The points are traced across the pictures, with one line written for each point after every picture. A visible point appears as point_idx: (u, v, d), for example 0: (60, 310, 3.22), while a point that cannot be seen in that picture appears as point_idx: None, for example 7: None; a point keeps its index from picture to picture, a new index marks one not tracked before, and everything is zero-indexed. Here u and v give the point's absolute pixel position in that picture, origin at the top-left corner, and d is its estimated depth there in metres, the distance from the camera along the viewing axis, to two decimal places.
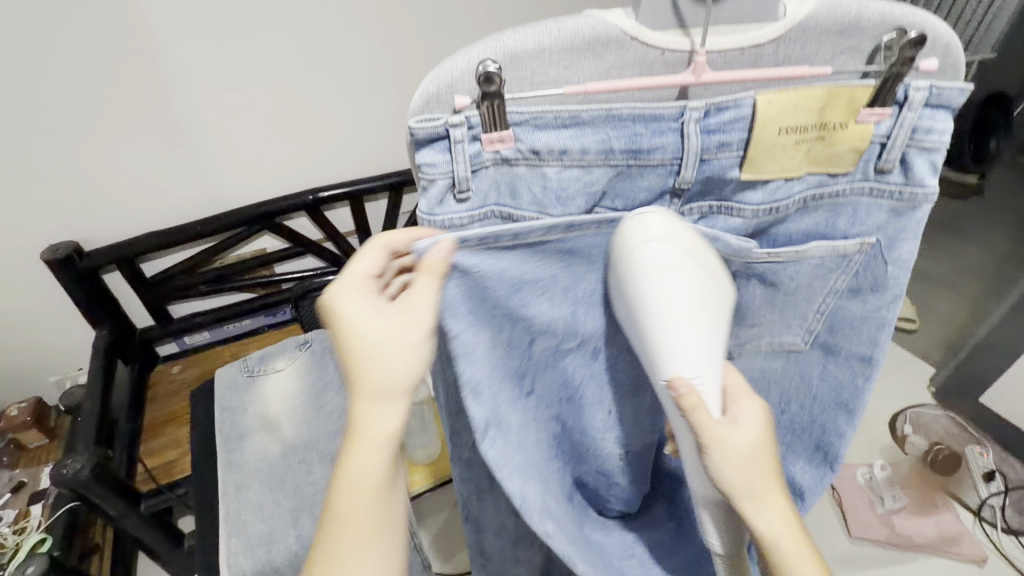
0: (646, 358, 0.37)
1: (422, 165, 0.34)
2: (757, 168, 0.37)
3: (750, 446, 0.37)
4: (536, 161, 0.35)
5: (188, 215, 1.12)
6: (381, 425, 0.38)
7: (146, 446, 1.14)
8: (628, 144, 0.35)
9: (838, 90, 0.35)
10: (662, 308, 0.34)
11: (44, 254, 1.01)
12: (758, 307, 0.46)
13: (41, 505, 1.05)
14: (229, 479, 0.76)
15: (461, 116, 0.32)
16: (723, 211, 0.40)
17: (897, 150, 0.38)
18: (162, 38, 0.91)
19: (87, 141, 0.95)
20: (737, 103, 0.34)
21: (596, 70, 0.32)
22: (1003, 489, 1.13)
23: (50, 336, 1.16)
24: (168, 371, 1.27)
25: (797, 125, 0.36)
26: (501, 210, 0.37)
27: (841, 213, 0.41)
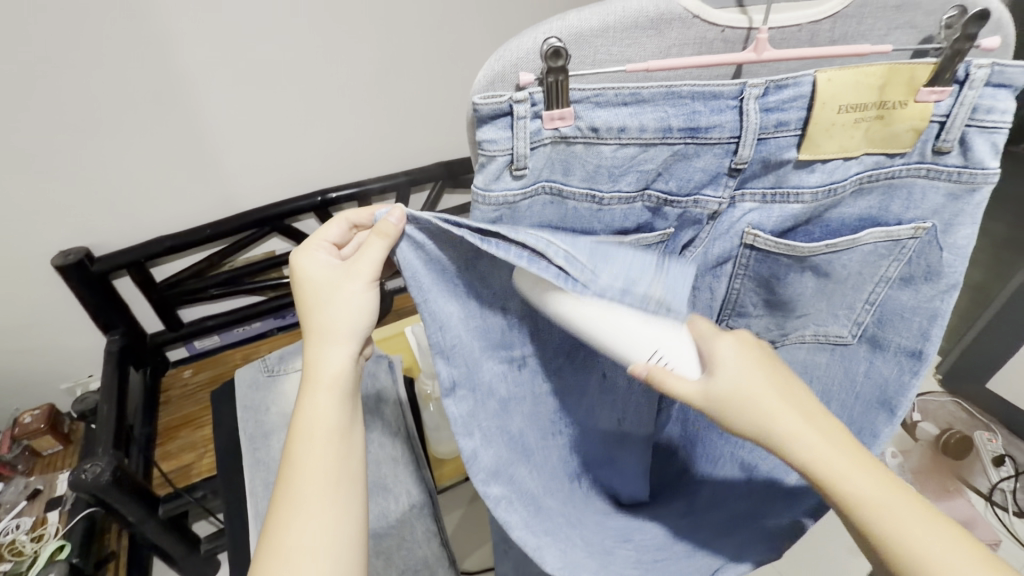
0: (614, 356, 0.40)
1: (484, 141, 0.35)
2: (815, 148, 0.39)
3: (734, 385, 0.39)
4: (595, 139, 0.36)
5: (201, 217, 1.12)
6: (332, 369, 0.46)
7: (163, 449, 1.13)
8: (686, 122, 0.37)
9: (897, 68, 0.36)
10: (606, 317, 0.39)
11: (57, 259, 1.01)
12: (808, 297, 0.50)
13: (58, 512, 1.05)
14: (258, 477, 0.75)
15: (525, 92, 0.33)
16: (778, 198, 0.43)
17: (956, 129, 0.39)
18: (177, 39, 0.90)
19: (101, 145, 0.95)
20: (798, 81, 0.36)
21: (658, 49, 0.34)
22: (1013, 474, 1.15)
23: (62, 341, 1.15)
24: (181, 374, 1.27)
25: (857, 103, 0.38)
26: (551, 186, 0.39)
27: (895, 195, 0.44)
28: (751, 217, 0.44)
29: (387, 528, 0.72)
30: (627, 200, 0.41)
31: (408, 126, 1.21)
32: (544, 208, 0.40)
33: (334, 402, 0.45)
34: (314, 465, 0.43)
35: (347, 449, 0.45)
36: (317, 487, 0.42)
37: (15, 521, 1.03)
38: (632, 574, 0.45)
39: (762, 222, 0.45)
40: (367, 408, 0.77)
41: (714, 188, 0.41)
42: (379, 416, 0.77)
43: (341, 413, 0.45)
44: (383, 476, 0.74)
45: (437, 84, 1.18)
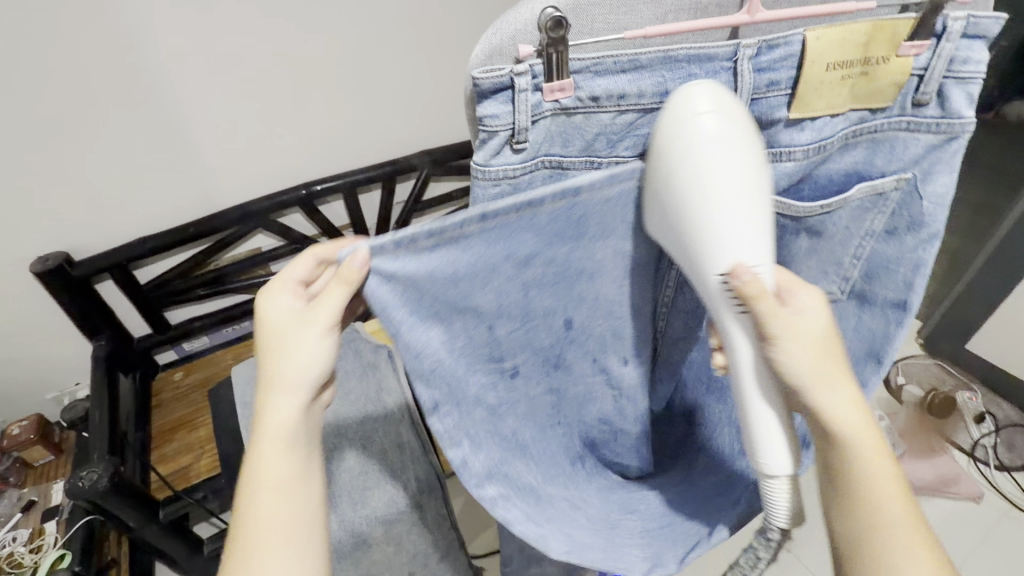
0: (700, 253, 0.38)
1: (486, 117, 0.35)
2: (805, 105, 0.40)
3: (814, 328, 0.40)
4: (595, 107, 0.36)
5: (183, 216, 1.10)
6: (281, 421, 0.44)
7: (159, 452, 1.12)
8: (683, 86, 0.37)
9: (881, 25, 0.37)
10: (726, 195, 0.35)
11: (36, 266, 0.98)
12: (801, 257, 0.50)
13: (56, 522, 1.03)
14: None
15: (525, 65, 0.33)
16: (772, 158, 0.42)
17: (933, 82, 0.40)
18: (145, 35, 0.89)
19: (75, 147, 0.94)
20: (788, 40, 0.37)
21: (654, 15, 0.34)
22: (993, 429, 1.21)
23: (49, 350, 1.13)
24: (171, 378, 1.25)
25: (844, 61, 0.38)
26: (550, 159, 0.39)
27: (880, 149, 0.45)
28: None
29: (396, 514, 0.72)
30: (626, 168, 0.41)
31: (393, 114, 1.20)
32: (544, 182, 0.40)
33: (282, 456, 0.43)
34: (263, 520, 0.42)
35: (297, 500, 0.43)
36: (272, 540, 0.42)
37: (11, 533, 1.02)
38: (634, 543, 0.48)
39: None
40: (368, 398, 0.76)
41: None
42: (381, 405, 0.75)
43: (297, 465, 0.44)
44: (390, 464, 0.73)
45: (420, 74, 1.18)
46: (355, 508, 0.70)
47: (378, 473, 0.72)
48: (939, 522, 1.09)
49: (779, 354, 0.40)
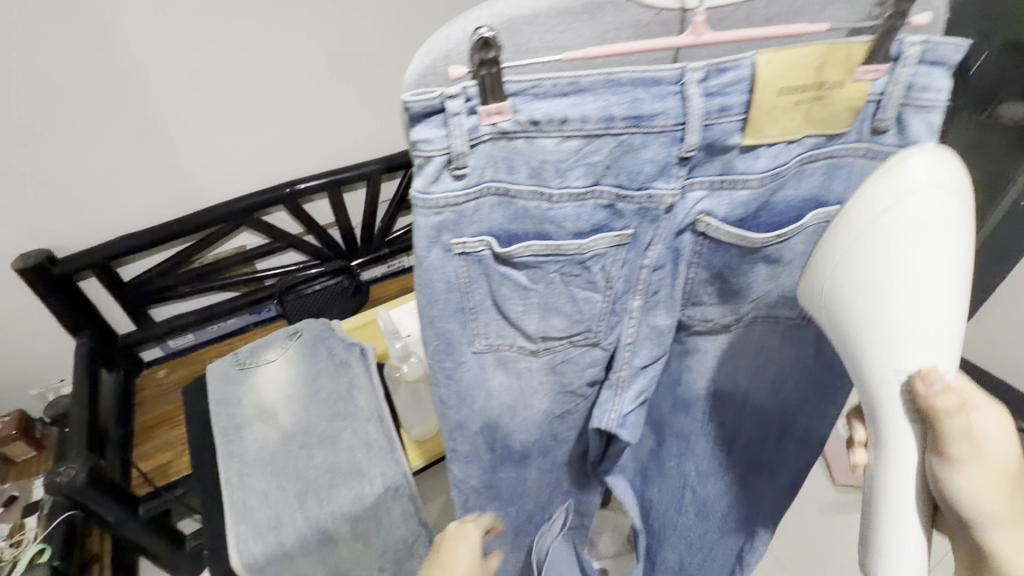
0: (887, 339, 0.39)
1: (418, 141, 0.32)
2: (759, 132, 0.35)
3: (1005, 448, 0.43)
4: (535, 132, 0.32)
5: (163, 213, 1.11)
6: None
7: (140, 450, 1.14)
8: (629, 110, 0.32)
9: (835, 47, 0.33)
10: (919, 276, 0.36)
11: (17, 263, 0.99)
12: (759, 286, 0.44)
13: (37, 517, 1.04)
14: (230, 470, 0.74)
15: (458, 87, 0.30)
16: (726, 184, 0.38)
17: (891, 108, 0.37)
18: (123, 32, 0.90)
19: (56, 145, 0.95)
20: (737, 63, 0.33)
21: (592, 35, 0.30)
22: None
23: (31, 346, 1.14)
24: (155, 375, 1.26)
25: (796, 85, 0.34)
26: (497, 187, 0.35)
27: (836, 174, 0.41)
28: (703, 205, 0.39)
29: (362, 512, 0.72)
30: (578, 197, 0.35)
31: (377, 114, 1.21)
32: (492, 210, 0.35)
33: None
34: None
35: None
36: None
37: None
38: None
39: (714, 208, 0.39)
40: (340, 394, 0.80)
41: (666, 181, 0.36)
42: (352, 403, 0.78)
43: None
44: (358, 461, 0.74)
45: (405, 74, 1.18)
46: (321, 505, 0.71)
47: (346, 471, 0.73)
48: None
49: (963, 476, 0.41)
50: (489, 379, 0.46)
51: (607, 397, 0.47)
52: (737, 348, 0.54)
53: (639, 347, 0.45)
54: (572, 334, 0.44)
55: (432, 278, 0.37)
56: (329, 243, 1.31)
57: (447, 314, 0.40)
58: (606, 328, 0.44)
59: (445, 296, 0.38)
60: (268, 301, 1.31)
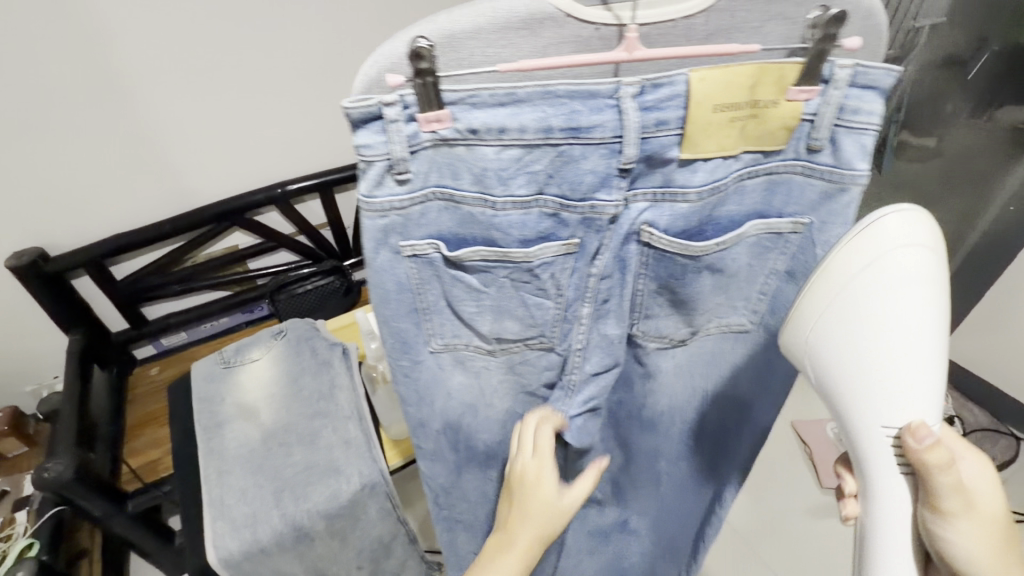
0: (876, 388, 0.44)
1: (360, 146, 0.34)
2: (694, 146, 0.38)
3: (999, 505, 0.44)
4: (474, 140, 0.35)
5: (154, 213, 1.12)
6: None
7: (129, 447, 1.15)
8: (567, 122, 0.35)
9: (766, 66, 0.35)
10: (902, 328, 0.42)
11: (10, 261, 1.00)
12: (706, 294, 0.47)
13: (26, 512, 1.06)
14: (211, 467, 0.76)
15: (395, 95, 0.33)
16: (667, 196, 0.41)
17: (824, 128, 0.39)
18: (115, 35, 0.91)
19: (48, 146, 0.96)
20: (672, 80, 0.35)
21: (534, 48, 0.33)
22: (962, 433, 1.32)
23: (24, 343, 1.15)
24: (147, 373, 1.28)
25: (730, 102, 0.36)
26: (443, 192, 0.38)
27: (776, 190, 0.43)
28: (646, 216, 0.41)
29: (339, 510, 0.73)
30: (522, 205, 0.38)
31: None
32: (440, 213, 0.39)
33: None
34: None
35: None
36: None
37: None
38: None
39: (656, 220, 0.42)
40: (322, 394, 0.81)
41: (607, 192, 0.39)
42: (333, 402, 0.79)
43: None
44: (335, 459, 0.75)
45: None
46: (297, 503, 0.72)
47: (323, 469, 0.74)
48: None
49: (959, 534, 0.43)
50: (448, 377, 0.49)
51: (558, 396, 0.51)
52: (693, 360, 0.56)
53: (590, 354, 0.48)
54: (526, 337, 0.47)
55: (385, 278, 0.41)
56: (321, 242, 1.32)
57: (402, 313, 0.43)
58: (558, 334, 0.47)
59: (399, 295, 0.42)
60: (260, 300, 1.33)
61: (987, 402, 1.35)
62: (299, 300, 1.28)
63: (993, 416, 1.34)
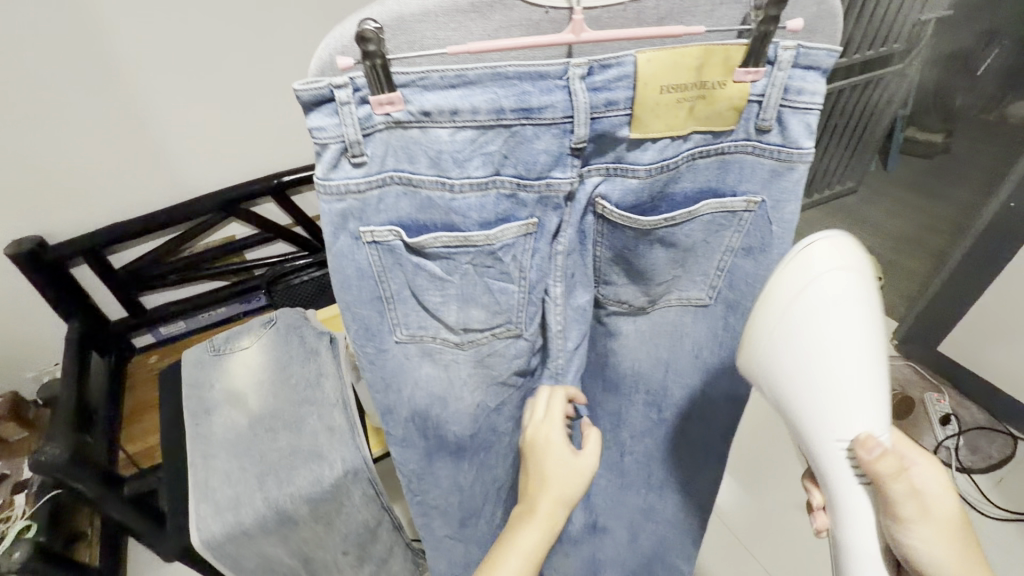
0: (826, 412, 0.46)
1: (313, 129, 0.36)
2: (644, 126, 0.41)
3: (947, 500, 0.48)
4: (427, 121, 0.38)
5: (150, 203, 1.13)
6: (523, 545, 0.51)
7: (128, 431, 1.18)
8: (518, 103, 0.38)
9: (712, 48, 0.38)
10: (843, 348, 0.44)
11: (9, 249, 1.02)
12: (662, 266, 0.51)
13: (24, 495, 1.08)
14: (197, 451, 0.77)
15: (345, 77, 0.35)
16: (619, 172, 0.44)
17: (772, 109, 0.42)
18: (109, 24, 0.92)
19: (44, 135, 0.97)
20: (620, 61, 0.38)
21: (484, 32, 0.35)
22: (957, 431, 1.30)
23: (24, 330, 1.17)
24: (147, 361, 1.30)
25: (677, 83, 0.39)
26: (400, 176, 0.40)
27: (729, 170, 0.46)
28: (600, 189, 0.45)
29: (322, 494, 0.74)
30: (480, 187, 0.41)
31: None
32: (398, 199, 0.41)
33: None
34: None
35: None
36: None
37: None
38: None
39: (609, 194, 0.45)
40: (309, 381, 0.82)
41: (562, 171, 0.41)
42: (319, 389, 0.80)
43: None
44: (319, 444, 0.76)
45: None
46: (281, 486, 0.73)
47: (308, 453, 0.75)
48: None
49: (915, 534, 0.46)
50: (416, 368, 0.50)
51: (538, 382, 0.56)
52: (654, 329, 0.58)
53: (570, 332, 0.53)
54: (494, 325, 0.49)
55: (347, 264, 0.43)
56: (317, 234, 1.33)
57: (366, 300, 0.45)
58: (526, 318, 0.49)
59: (362, 281, 0.44)
60: (258, 290, 1.33)
61: (983, 399, 1.34)
62: (296, 290, 1.28)
63: (989, 415, 1.33)
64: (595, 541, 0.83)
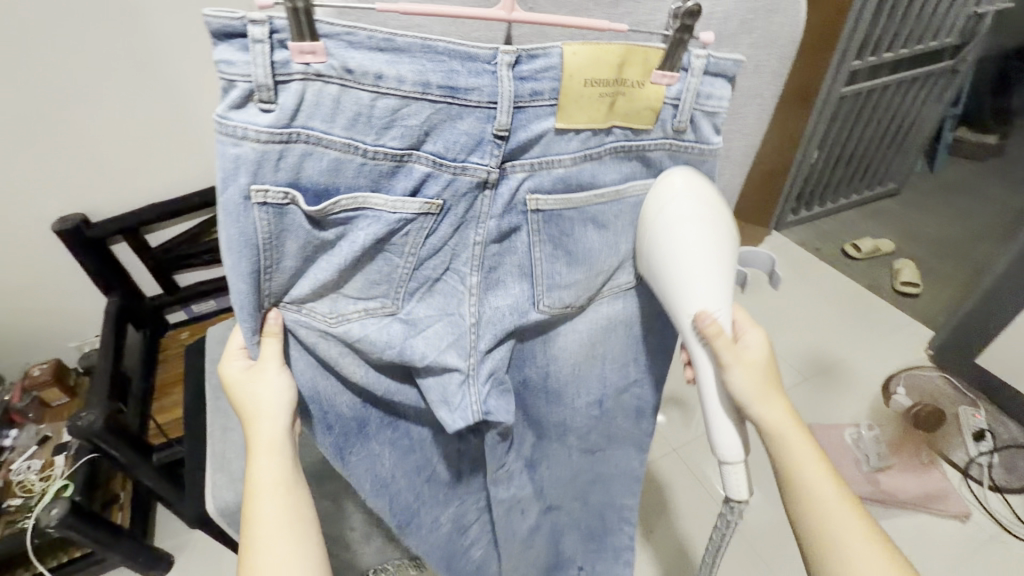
0: (677, 299, 0.52)
1: (221, 62, 0.38)
2: (568, 117, 0.46)
3: (762, 353, 0.55)
4: (349, 79, 0.39)
5: (183, 185, 1.17)
6: (268, 475, 0.54)
7: (158, 404, 1.23)
8: (444, 80, 0.41)
9: (632, 50, 0.45)
10: (688, 253, 0.50)
11: (55, 225, 1.08)
12: (599, 250, 0.54)
13: (63, 456, 1.15)
14: (216, 423, 0.81)
15: (264, 15, 0.36)
16: (543, 165, 0.48)
17: (685, 112, 0.49)
18: (150, 12, 0.96)
19: (87, 117, 1.01)
20: (546, 53, 0.43)
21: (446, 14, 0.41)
22: (991, 449, 1.25)
23: (67, 303, 1.24)
24: (179, 336, 1.35)
25: (601, 79, 0.45)
26: (309, 134, 0.41)
27: (648, 163, 0.52)
28: (528, 184, 0.48)
29: None
30: (395, 158, 0.43)
31: None
32: (302, 159, 0.41)
33: None
34: None
35: None
36: None
37: (26, 462, 1.15)
38: None
39: (539, 185, 0.49)
40: None
41: (480, 156, 0.45)
42: None
43: None
44: None
45: None
46: None
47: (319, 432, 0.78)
48: (906, 534, 1.12)
49: (735, 378, 0.53)
50: (329, 354, 0.52)
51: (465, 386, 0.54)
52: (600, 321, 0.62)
53: (483, 333, 0.54)
54: (369, 298, 0.50)
55: (234, 226, 0.42)
56: None
57: (244, 269, 0.44)
58: (403, 295, 0.51)
59: (243, 246, 0.43)
60: None
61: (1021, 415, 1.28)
62: None
63: None
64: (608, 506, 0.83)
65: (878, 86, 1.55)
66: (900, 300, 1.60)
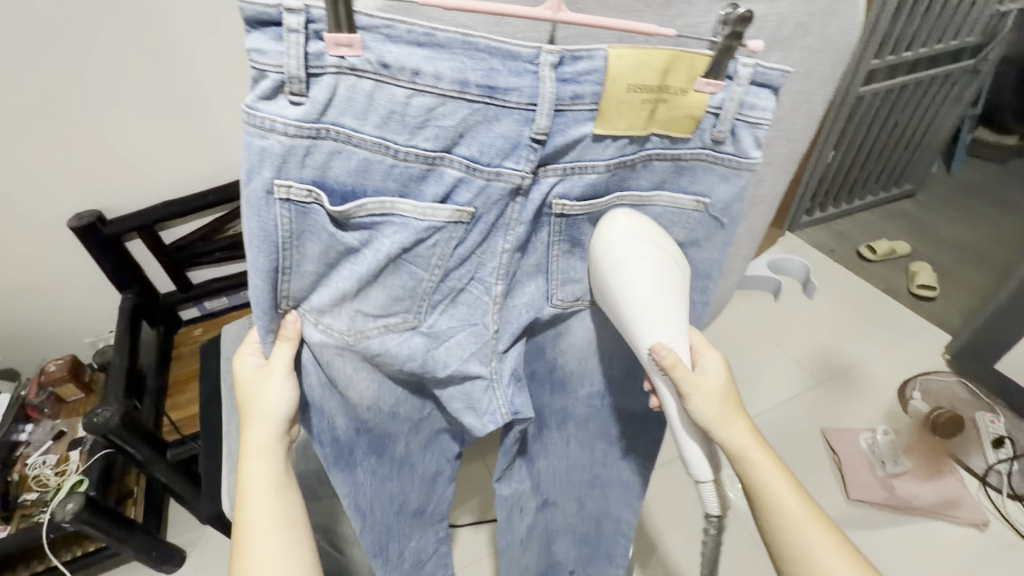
0: (635, 331, 0.53)
1: (253, 50, 0.37)
2: (608, 122, 0.45)
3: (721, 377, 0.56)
4: (384, 75, 0.38)
5: (199, 183, 1.17)
6: (258, 481, 0.55)
7: (173, 400, 1.23)
8: (483, 79, 0.40)
9: (678, 56, 0.43)
10: (643, 289, 0.51)
11: (72, 221, 1.08)
12: None
13: (79, 451, 1.16)
14: (232, 423, 0.81)
15: (301, 4, 0.36)
16: (576, 171, 0.47)
17: (727, 121, 0.47)
18: (166, 8, 0.96)
19: (104, 113, 1.01)
20: (590, 54, 0.42)
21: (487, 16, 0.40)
22: (1011, 456, 1.22)
23: (84, 298, 1.24)
24: (191, 333, 1.35)
25: (644, 84, 0.44)
26: (339, 131, 0.40)
27: (683, 173, 0.51)
28: (558, 189, 0.48)
29: None
30: (428, 159, 0.42)
31: None
32: (330, 156, 0.40)
33: None
34: None
35: None
36: None
37: (42, 457, 1.16)
38: None
39: (567, 192, 0.48)
40: None
41: (515, 161, 0.44)
42: None
43: None
44: None
45: None
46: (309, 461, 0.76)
47: None
48: (921, 541, 1.10)
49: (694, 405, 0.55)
50: (342, 362, 0.52)
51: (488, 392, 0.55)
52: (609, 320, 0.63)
53: (502, 334, 0.55)
54: (389, 315, 0.49)
55: (255, 218, 0.42)
56: None
57: (262, 264, 0.44)
58: (426, 309, 0.50)
59: (264, 242, 0.43)
60: None
61: None
62: None
63: None
64: (623, 510, 0.82)
65: (896, 86, 1.53)
66: (916, 304, 1.58)
